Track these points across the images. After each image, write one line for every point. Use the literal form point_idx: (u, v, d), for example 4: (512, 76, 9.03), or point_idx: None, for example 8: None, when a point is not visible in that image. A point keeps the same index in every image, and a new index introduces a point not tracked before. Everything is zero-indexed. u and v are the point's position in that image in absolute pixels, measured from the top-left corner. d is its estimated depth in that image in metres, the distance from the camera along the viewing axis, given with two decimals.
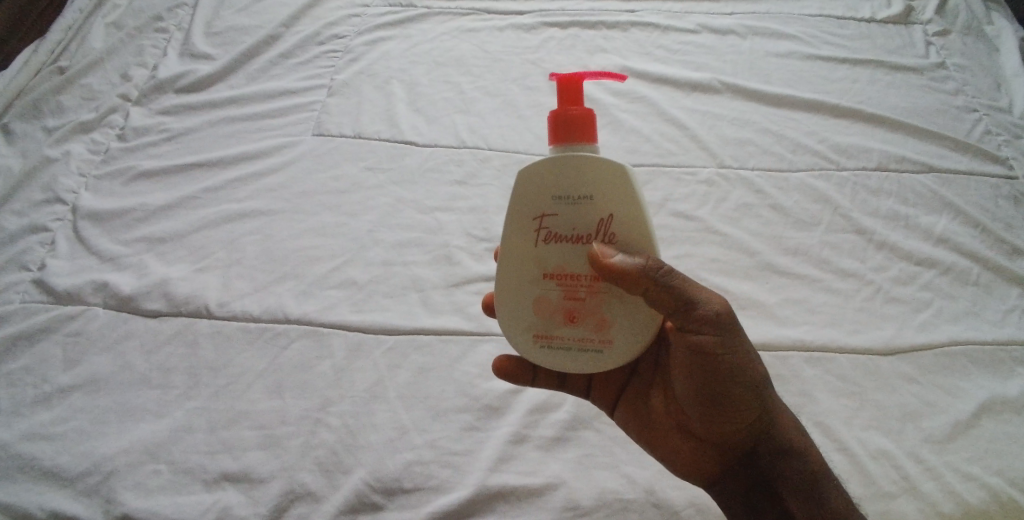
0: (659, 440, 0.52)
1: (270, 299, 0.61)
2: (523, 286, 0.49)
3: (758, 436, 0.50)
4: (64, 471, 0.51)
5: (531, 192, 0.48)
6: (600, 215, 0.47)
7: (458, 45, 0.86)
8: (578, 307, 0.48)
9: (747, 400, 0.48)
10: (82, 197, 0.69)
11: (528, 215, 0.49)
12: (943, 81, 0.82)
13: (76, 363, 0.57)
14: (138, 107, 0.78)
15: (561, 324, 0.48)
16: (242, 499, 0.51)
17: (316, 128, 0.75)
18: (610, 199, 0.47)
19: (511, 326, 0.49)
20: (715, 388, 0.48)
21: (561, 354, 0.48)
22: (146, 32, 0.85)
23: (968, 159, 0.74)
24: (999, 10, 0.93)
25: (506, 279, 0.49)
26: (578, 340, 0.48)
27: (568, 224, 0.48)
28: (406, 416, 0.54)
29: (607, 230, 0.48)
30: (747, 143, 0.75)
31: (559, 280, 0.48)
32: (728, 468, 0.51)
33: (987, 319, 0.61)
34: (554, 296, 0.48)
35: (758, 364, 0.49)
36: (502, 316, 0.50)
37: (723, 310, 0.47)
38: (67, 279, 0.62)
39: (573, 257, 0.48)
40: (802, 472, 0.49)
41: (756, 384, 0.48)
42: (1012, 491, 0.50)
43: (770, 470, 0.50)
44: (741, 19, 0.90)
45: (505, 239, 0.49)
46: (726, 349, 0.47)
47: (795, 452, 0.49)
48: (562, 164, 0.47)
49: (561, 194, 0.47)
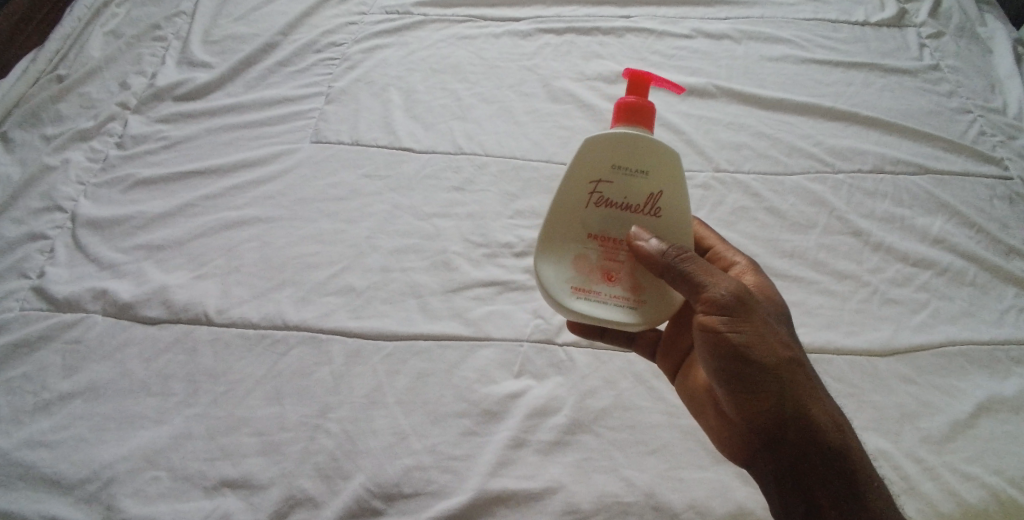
0: (699, 413, 0.54)
1: (269, 306, 0.61)
2: (564, 243, 0.50)
3: (786, 425, 0.47)
4: (64, 478, 0.51)
5: (591, 159, 0.50)
6: (651, 190, 0.50)
7: (454, 52, 0.86)
8: (618, 268, 0.50)
9: (760, 383, 0.47)
10: (82, 204, 0.69)
11: (582, 181, 0.50)
12: (937, 83, 0.83)
13: (76, 371, 0.57)
14: (137, 115, 0.78)
15: (599, 283, 0.50)
16: (243, 506, 0.51)
17: (314, 136, 0.76)
18: (662, 176, 0.50)
19: (546, 276, 0.50)
20: (725, 370, 0.49)
21: (596, 306, 0.49)
22: (145, 41, 0.86)
23: (962, 160, 0.74)
24: (991, 12, 0.94)
25: (550, 234, 0.51)
26: (615, 297, 0.49)
27: (622, 195, 0.50)
28: (406, 422, 0.54)
29: (654, 205, 0.50)
30: (743, 147, 0.75)
31: (601, 243, 0.50)
32: (756, 454, 0.49)
33: (984, 319, 0.61)
34: (596, 256, 0.50)
35: (777, 347, 0.48)
36: (541, 266, 0.50)
37: (728, 291, 0.47)
38: (66, 287, 0.62)
39: (619, 225, 0.50)
40: (832, 467, 0.46)
41: (771, 368, 0.47)
42: (1011, 490, 0.50)
43: (798, 462, 0.47)
44: (736, 24, 0.90)
45: (558, 196, 0.50)
46: (731, 328, 0.47)
47: (822, 444, 0.47)
48: (631, 139, 0.49)
49: (620, 165, 0.50)
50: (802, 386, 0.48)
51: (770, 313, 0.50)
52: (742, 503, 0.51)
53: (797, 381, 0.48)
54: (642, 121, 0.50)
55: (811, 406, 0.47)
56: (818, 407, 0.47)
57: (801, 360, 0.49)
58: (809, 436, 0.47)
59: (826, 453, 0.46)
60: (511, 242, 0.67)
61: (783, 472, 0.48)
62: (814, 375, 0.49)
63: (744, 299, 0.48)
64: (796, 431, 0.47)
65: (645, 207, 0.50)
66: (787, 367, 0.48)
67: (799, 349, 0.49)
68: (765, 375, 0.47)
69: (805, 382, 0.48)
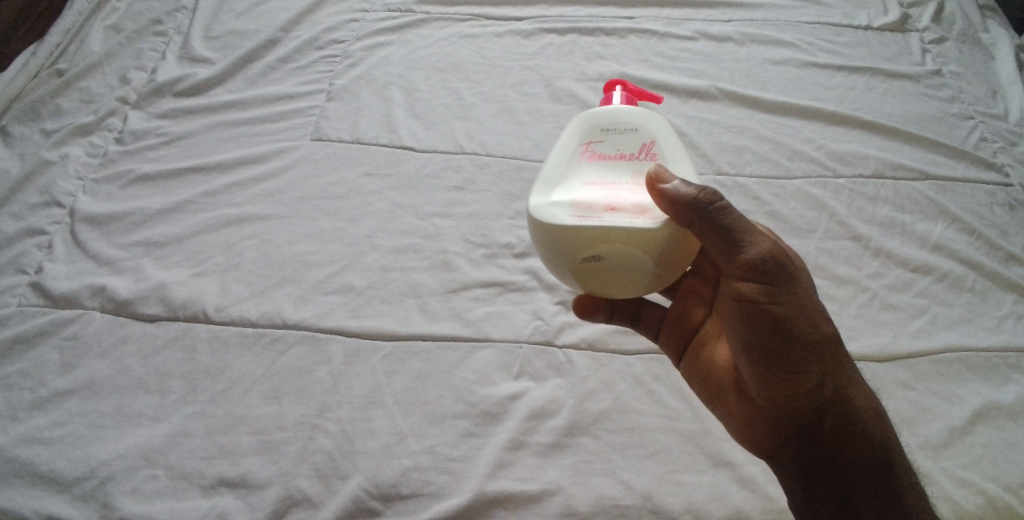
0: (714, 396, 0.55)
1: (268, 303, 0.61)
2: (560, 190, 0.48)
3: (823, 405, 0.50)
4: (60, 476, 0.51)
5: (579, 125, 0.51)
6: (644, 141, 0.50)
7: (456, 51, 0.86)
8: (623, 200, 0.46)
9: (801, 359, 0.49)
10: (80, 200, 0.69)
11: (573, 143, 0.50)
12: (939, 88, 0.82)
13: (73, 367, 0.57)
14: (137, 110, 0.77)
15: (603, 210, 0.46)
16: (240, 505, 0.51)
17: (315, 133, 0.76)
18: (651, 128, 0.50)
19: (543, 217, 0.47)
20: (765, 346, 0.50)
21: (600, 227, 0.45)
22: (145, 35, 0.85)
23: (963, 165, 0.74)
24: (994, 18, 0.94)
25: (544, 189, 0.49)
26: (621, 218, 0.45)
27: (615, 148, 0.50)
28: (404, 422, 0.54)
29: (650, 152, 0.50)
30: (745, 150, 0.75)
31: (600, 185, 0.47)
32: (786, 439, 0.51)
33: (984, 325, 0.61)
34: (597, 194, 0.47)
35: (821, 322, 0.50)
36: (538, 209, 0.47)
37: (770, 254, 0.48)
38: (64, 283, 0.62)
39: (616, 170, 0.48)
40: (863, 447, 0.50)
41: (815, 345, 0.49)
42: (1008, 496, 0.51)
43: (831, 442, 0.51)
44: (738, 26, 0.90)
45: (551, 161, 0.50)
46: (775, 300, 0.48)
47: (856, 426, 0.50)
48: (615, 107, 0.51)
49: (607, 126, 0.50)
50: (840, 364, 0.51)
51: (810, 284, 0.52)
52: (739, 506, 0.51)
53: (833, 359, 0.50)
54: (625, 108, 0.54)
55: (847, 388, 0.51)
56: (854, 389, 0.51)
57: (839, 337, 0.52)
58: (843, 416, 0.50)
59: (856, 432, 0.50)
60: (511, 242, 0.66)
61: (813, 454, 0.51)
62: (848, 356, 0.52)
63: (789, 268, 0.49)
64: (831, 413, 0.50)
65: (642, 154, 0.49)
66: (826, 342, 0.50)
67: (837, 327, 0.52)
68: (810, 351, 0.49)
69: (843, 362, 0.51)
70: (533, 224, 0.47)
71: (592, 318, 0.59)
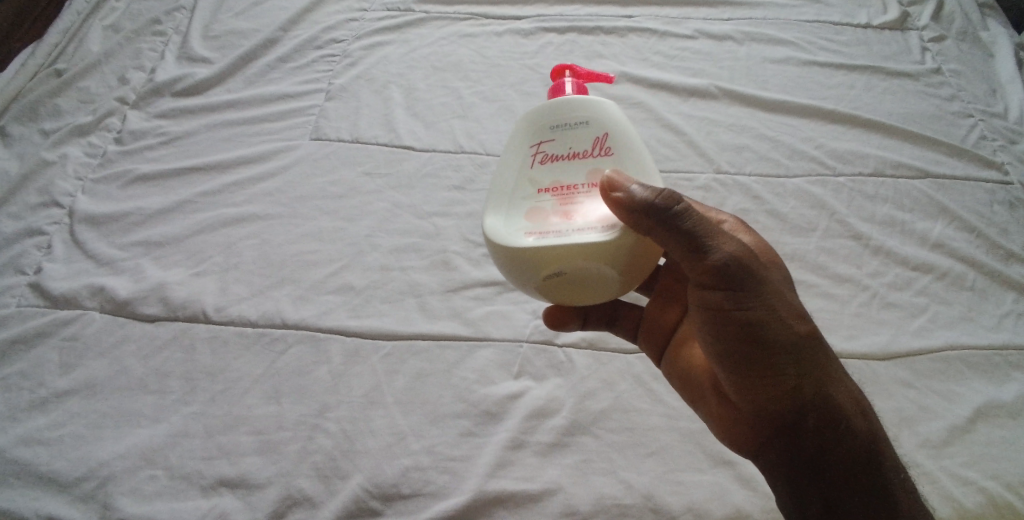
0: (697, 397, 0.55)
1: (268, 303, 0.61)
2: (515, 202, 0.49)
3: (803, 407, 0.48)
4: (60, 476, 0.51)
5: (528, 127, 0.52)
6: (595, 134, 0.50)
7: (456, 50, 0.86)
8: (577, 207, 0.47)
9: (773, 360, 0.48)
10: (79, 200, 0.69)
11: (524, 148, 0.51)
12: (939, 87, 0.82)
13: (73, 368, 0.57)
14: (135, 110, 0.77)
15: (558, 222, 0.47)
16: (240, 505, 0.51)
17: (314, 133, 0.75)
18: (601, 119, 0.51)
19: (500, 234, 0.47)
20: (735, 349, 0.49)
21: (555, 242, 0.45)
22: (144, 35, 0.85)
23: (963, 164, 0.74)
24: (994, 16, 0.93)
25: (499, 202, 0.50)
26: (575, 230, 0.46)
27: (567, 147, 0.50)
28: (404, 422, 0.54)
29: (603, 147, 0.50)
30: (744, 149, 0.75)
31: (554, 191, 0.48)
32: (768, 442, 0.49)
33: (984, 324, 0.61)
34: (551, 204, 0.48)
35: (793, 321, 0.48)
36: (494, 226, 0.48)
37: (735, 255, 0.47)
38: (64, 283, 0.62)
39: (570, 172, 0.49)
40: (850, 450, 0.48)
41: (787, 346, 0.48)
42: (1008, 495, 0.51)
43: (815, 446, 0.48)
44: (738, 25, 0.90)
45: (503, 168, 0.51)
46: (741, 302, 0.47)
47: (840, 428, 0.48)
48: (563, 99, 0.52)
49: (557, 123, 0.51)
50: (820, 362, 0.49)
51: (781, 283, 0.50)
52: (740, 506, 0.51)
53: (810, 360, 0.49)
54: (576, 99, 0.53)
55: (829, 388, 0.49)
56: (837, 386, 0.49)
57: (818, 336, 0.50)
58: (825, 418, 0.48)
59: (841, 434, 0.48)
60: None
61: (796, 459, 0.48)
62: (832, 355, 0.50)
63: (755, 268, 0.47)
64: (814, 415, 0.48)
65: (594, 149, 0.50)
66: (800, 343, 0.48)
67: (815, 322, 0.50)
68: (782, 352, 0.48)
69: (823, 358, 0.49)
70: (491, 243, 0.48)
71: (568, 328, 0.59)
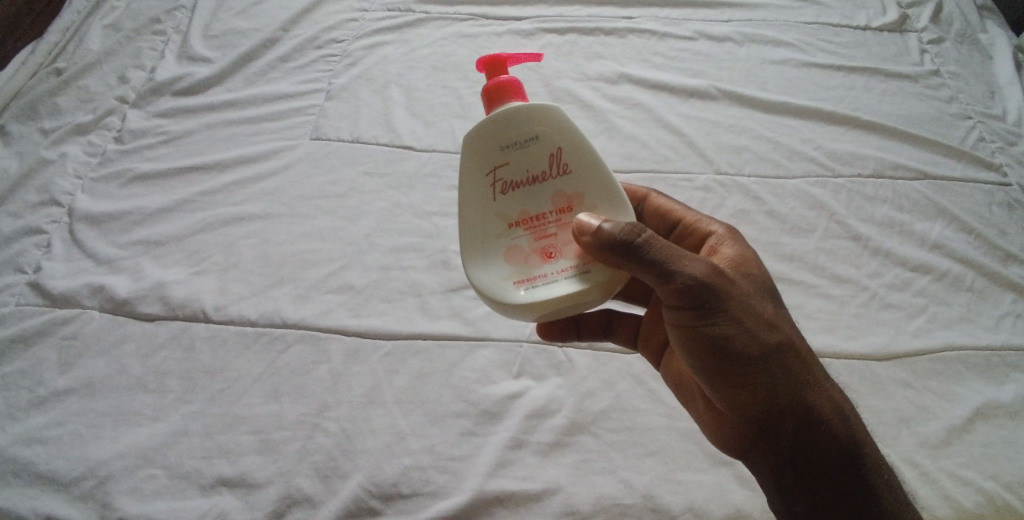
0: (687, 401, 0.55)
1: (268, 303, 0.61)
2: (489, 241, 0.49)
3: (779, 414, 0.48)
4: (59, 476, 0.51)
5: (477, 150, 0.50)
6: (549, 150, 0.49)
7: (456, 50, 0.86)
8: (553, 242, 0.49)
9: (744, 372, 0.48)
10: (78, 199, 0.69)
11: (480, 175, 0.50)
12: (938, 89, 0.83)
13: (72, 366, 0.57)
14: (135, 109, 0.77)
15: (541, 264, 0.48)
16: (240, 505, 0.51)
17: (314, 133, 0.75)
18: (550, 131, 0.49)
19: (488, 284, 0.48)
20: (707, 364, 0.49)
21: (547, 290, 0.47)
22: (144, 34, 0.85)
23: (961, 166, 0.74)
24: (993, 18, 0.94)
25: (471, 242, 0.49)
26: (561, 272, 0.48)
27: (524, 170, 0.49)
28: (404, 421, 0.54)
29: (560, 163, 0.49)
30: (744, 150, 0.75)
31: (527, 225, 0.49)
32: (752, 447, 0.49)
33: (982, 324, 0.61)
34: (526, 242, 0.49)
35: (760, 331, 0.48)
36: (476, 273, 0.49)
37: (698, 274, 0.46)
38: (63, 282, 0.62)
39: (535, 197, 0.49)
40: (829, 450, 0.47)
41: (755, 358, 0.47)
42: (1007, 495, 0.51)
43: (795, 450, 0.47)
44: (738, 26, 0.90)
45: (464, 202, 0.50)
46: (707, 318, 0.47)
47: (817, 430, 0.47)
48: (506, 111, 0.49)
49: (507, 142, 0.49)
50: (795, 368, 0.48)
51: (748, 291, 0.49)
52: (739, 506, 0.51)
53: (781, 368, 0.48)
54: (515, 97, 0.50)
55: (804, 392, 0.48)
56: (812, 391, 0.48)
57: (788, 343, 0.49)
58: (801, 423, 0.47)
59: (819, 436, 0.47)
60: None
61: (778, 463, 0.48)
62: (806, 359, 0.50)
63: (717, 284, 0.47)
64: (789, 420, 0.48)
65: (552, 168, 0.49)
66: (769, 353, 0.48)
67: (787, 329, 0.50)
68: (752, 366, 0.48)
69: (798, 365, 0.49)
70: (479, 293, 0.49)
71: (561, 339, 0.59)
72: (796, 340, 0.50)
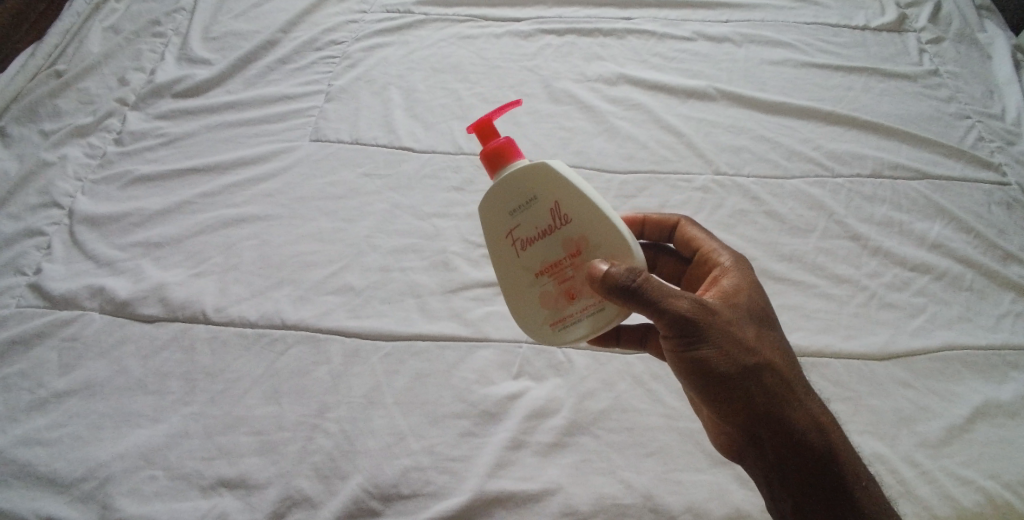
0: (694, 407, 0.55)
1: (267, 304, 0.61)
2: (523, 293, 0.51)
3: (760, 428, 0.48)
4: (60, 477, 0.51)
5: (488, 216, 0.51)
6: (550, 205, 0.49)
7: (455, 51, 0.86)
8: (575, 284, 0.50)
9: (724, 391, 0.48)
10: (79, 201, 0.69)
11: (498, 238, 0.51)
12: (937, 88, 0.83)
13: (72, 368, 0.57)
14: (135, 111, 0.77)
15: (569, 305, 0.50)
16: (241, 506, 0.51)
17: (313, 135, 0.75)
18: (547, 185, 0.49)
19: (529, 330, 0.52)
20: (693, 384, 0.49)
21: (580, 328, 0.50)
22: (144, 37, 0.85)
23: (961, 166, 0.74)
24: (992, 18, 0.94)
25: (508, 297, 0.52)
26: (586, 311, 0.50)
27: (533, 226, 0.50)
28: (404, 422, 0.54)
29: (561, 215, 0.49)
30: (743, 150, 0.75)
31: (549, 273, 0.50)
32: (744, 453, 0.50)
33: (982, 323, 0.61)
34: (552, 288, 0.50)
35: (739, 353, 0.48)
36: (521, 322, 0.52)
37: (674, 306, 0.47)
38: (63, 284, 0.62)
39: (550, 247, 0.50)
40: (809, 459, 0.47)
41: (734, 378, 0.48)
42: (1007, 494, 0.51)
43: (778, 460, 0.48)
44: (737, 27, 0.90)
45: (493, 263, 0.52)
46: (686, 344, 0.48)
47: (797, 443, 0.47)
48: (503, 178, 0.49)
49: (512, 206, 0.49)
50: (773, 386, 0.48)
51: (730, 315, 0.49)
52: (739, 506, 0.51)
53: (760, 386, 0.48)
54: (510, 157, 0.49)
55: (784, 408, 0.48)
56: (792, 406, 0.48)
57: (768, 364, 0.49)
58: (783, 435, 0.47)
59: (799, 448, 0.47)
60: None
61: (766, 470, 0.48)
62: (788, 377, 0.49)
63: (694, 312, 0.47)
64: (771, 433, 0.48)
65: (557, 220, 0.49)
66: (747, 373, 0.48)
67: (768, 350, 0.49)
68: (732, 386, 0.48)
69: (777, 384, 0.48)
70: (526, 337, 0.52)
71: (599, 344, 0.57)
72: (777, 360, 0.49)
